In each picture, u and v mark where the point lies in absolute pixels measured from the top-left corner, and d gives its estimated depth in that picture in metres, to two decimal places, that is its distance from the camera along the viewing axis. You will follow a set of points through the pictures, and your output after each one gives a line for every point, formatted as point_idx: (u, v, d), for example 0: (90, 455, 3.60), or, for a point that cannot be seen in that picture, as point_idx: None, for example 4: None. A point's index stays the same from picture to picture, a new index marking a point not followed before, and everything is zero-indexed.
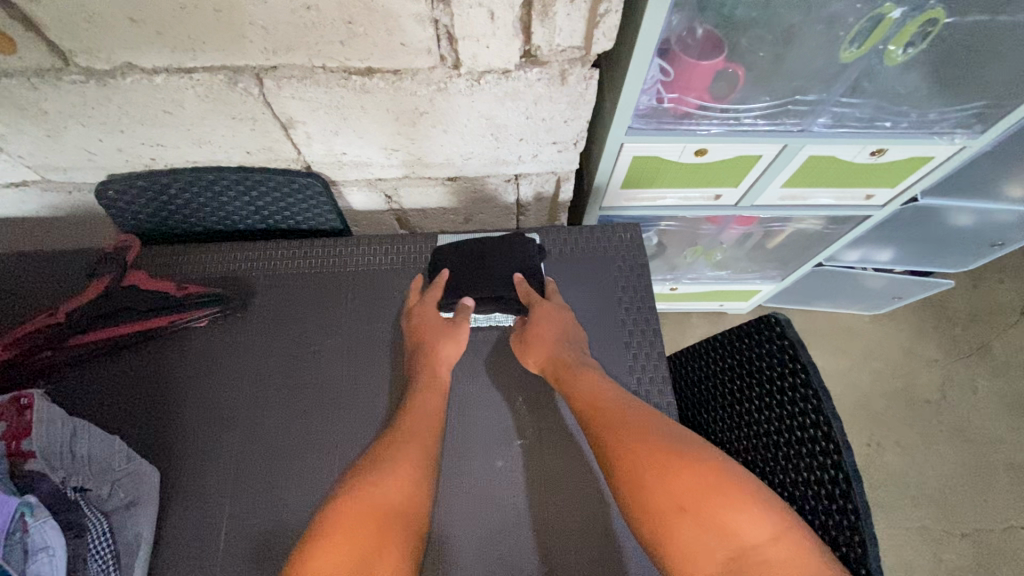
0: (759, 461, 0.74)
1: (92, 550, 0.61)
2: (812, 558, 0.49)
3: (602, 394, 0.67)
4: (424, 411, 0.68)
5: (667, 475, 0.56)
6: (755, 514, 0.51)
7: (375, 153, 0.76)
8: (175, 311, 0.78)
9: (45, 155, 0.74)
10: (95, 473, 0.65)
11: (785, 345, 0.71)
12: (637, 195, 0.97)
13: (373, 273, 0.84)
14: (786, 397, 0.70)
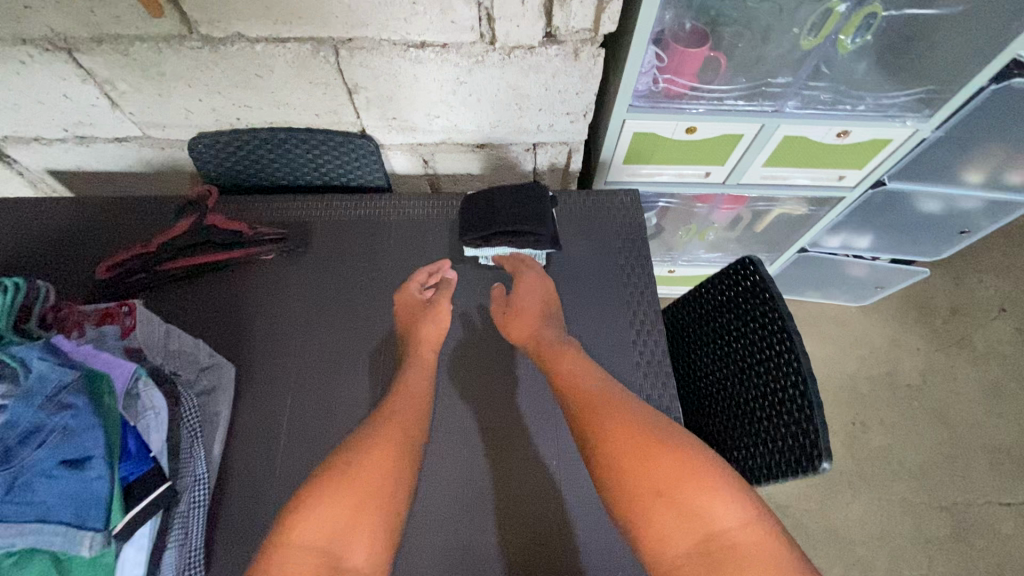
0: (733, 382, 0.87)
1: (185, 419, 0.75)
2: (773, 541, 0.55)
3: (576, 368, 0.73)
4: (415, 383, 0.74)
5: (644, 460, 0.60)
6: (727, 500, 0.56)
7: (420, 118, 0.92)
8: (244, 246, 0.93)
9: (152, 113, 0.91)
10: (184, 362, 0.80)
11: (756, 280, 0.84)
12: (638, 172, 1.12)
13: (413, 222, 0.99)
14: (758, 323, 0.83)
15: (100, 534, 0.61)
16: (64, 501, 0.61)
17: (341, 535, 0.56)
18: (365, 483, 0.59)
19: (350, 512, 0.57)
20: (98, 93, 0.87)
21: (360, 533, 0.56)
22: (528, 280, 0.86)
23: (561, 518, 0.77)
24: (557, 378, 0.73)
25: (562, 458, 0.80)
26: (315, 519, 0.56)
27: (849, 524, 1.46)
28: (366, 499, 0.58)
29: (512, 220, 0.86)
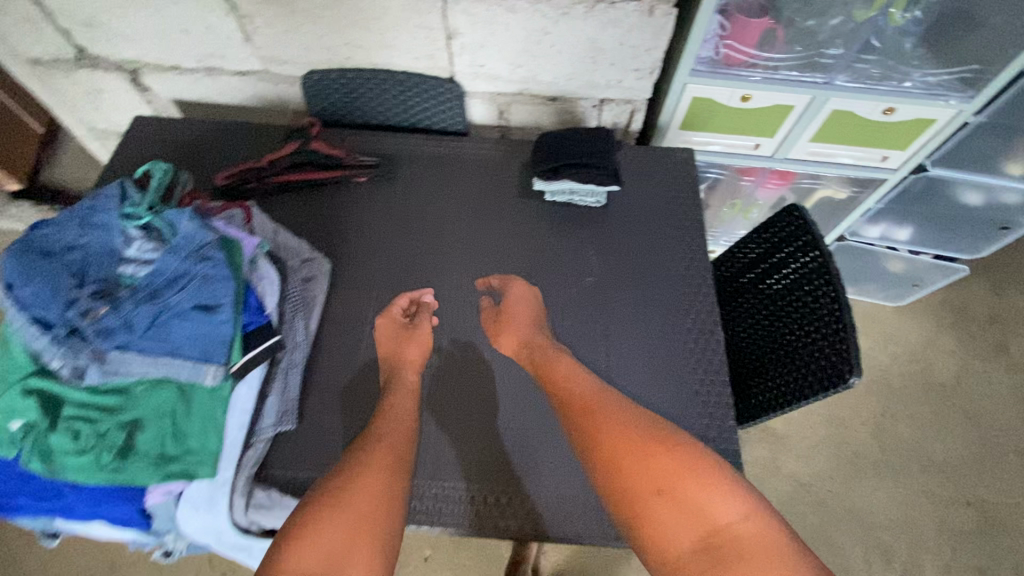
0: (773, 322, 0.94)
1: (289, 293, 0.89)
2: (775, 532, 0.58)
3: (570, 380, 0.77)
4: (398, 408, 0.76)
5: (644, 460, 0.64)
6: (726, 493, 0.60)
7: (504, 67, 1.04)
8: (339, 169, 1.06)
9: (275, 47, 1.06)
10: (290, 250, 0.93)
11: (801, 225, 0.91)
12: (691, 139, 1.22)
13: (487, 160, 1.10)
14: (799, 264, 0.91)
15: (221, 370, 0.76)
16: (194, 342, 0.76)
17: (337, 559, 0.57)
18: (357, 507, 0.61)
19: (347, 534, 0.59)
20: (235, 26, 1.02)
21: (358, 556, 0.58)
22: (515, 294, 0.90)
23: None
24: (547, 387, 0.78)
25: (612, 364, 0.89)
26: (313, 545, 0.57)
27: (873, 509, 1.49)
28: (359, 523, 0.60)
29: (587, 155, 0.97)
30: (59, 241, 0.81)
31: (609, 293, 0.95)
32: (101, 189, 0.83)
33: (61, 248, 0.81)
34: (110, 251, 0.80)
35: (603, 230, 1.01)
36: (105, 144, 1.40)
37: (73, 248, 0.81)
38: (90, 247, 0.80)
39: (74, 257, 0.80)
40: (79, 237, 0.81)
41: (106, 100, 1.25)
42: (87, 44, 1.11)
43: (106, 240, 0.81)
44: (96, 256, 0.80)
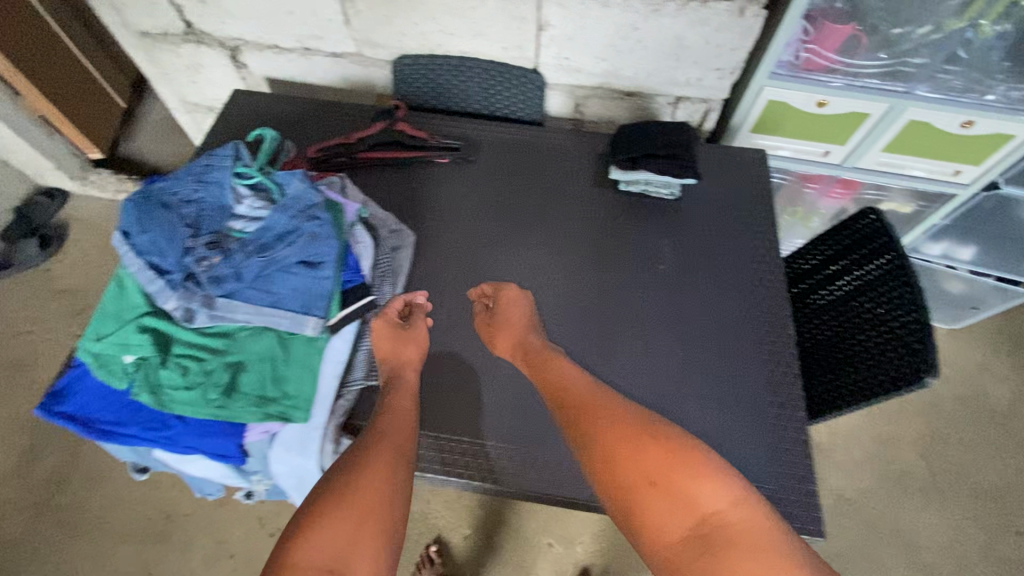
0: (847, 319, 0.95)
1: (380, 258, 0.94)
2: (762, 517, 0.60)
3: (564, 384, 0.77)
4: (399, 410, 0.75)
5: (635, 456, 0.65)
6: (714, 483, 0.62)
7: (588, 60, 1.08)
8: (423, 150, 1.11)
9: (371, 31, 1.12)
10: (381, 219, 0.98)
11: (877, 227, 0.93)
12: (761, 143, 1.24)
13: (564, 149, 1.14)
14: (875, 265, 0.92)
15: (321, 322, 0.82)
16: (295, 294, 0.83)
17: (342, 554, 0.58)
18: (361, 505, 0.62)
19: (351, 529, 0.60)
20: (338, 9, 1.09)
21: (360, 548, 0.59)
22: (505, 298, 0.89)
23: (679, 395, 0.87)
24: (545, 387, 0.78)
25: (682, 349, 0.92)
26: (318, 541, 0.58)
27: (917, 530, 1.47)
28: (363, 519, 0.61)
29: (664, 148, 1.01)
30: (176, 195, 0.89)
31: (680, 281, 0.98)
32: (218, 149, 0.90)
33: (177, 201, 0.88)
34: (221, 207, 0.87)
35: (677, 221, 1.04)
36: (194, 117, 1.49)
37: (188, 202, 0.88)
38: (204, 202, 0.88)
39: (188, 210, 0.87)
40: (194, 193, 0.88)
41: (204, 75, 1.33)
42: (196, 20, 1.19)
43: (218, 197, 0.88)
44: (209, 210, 0.87)
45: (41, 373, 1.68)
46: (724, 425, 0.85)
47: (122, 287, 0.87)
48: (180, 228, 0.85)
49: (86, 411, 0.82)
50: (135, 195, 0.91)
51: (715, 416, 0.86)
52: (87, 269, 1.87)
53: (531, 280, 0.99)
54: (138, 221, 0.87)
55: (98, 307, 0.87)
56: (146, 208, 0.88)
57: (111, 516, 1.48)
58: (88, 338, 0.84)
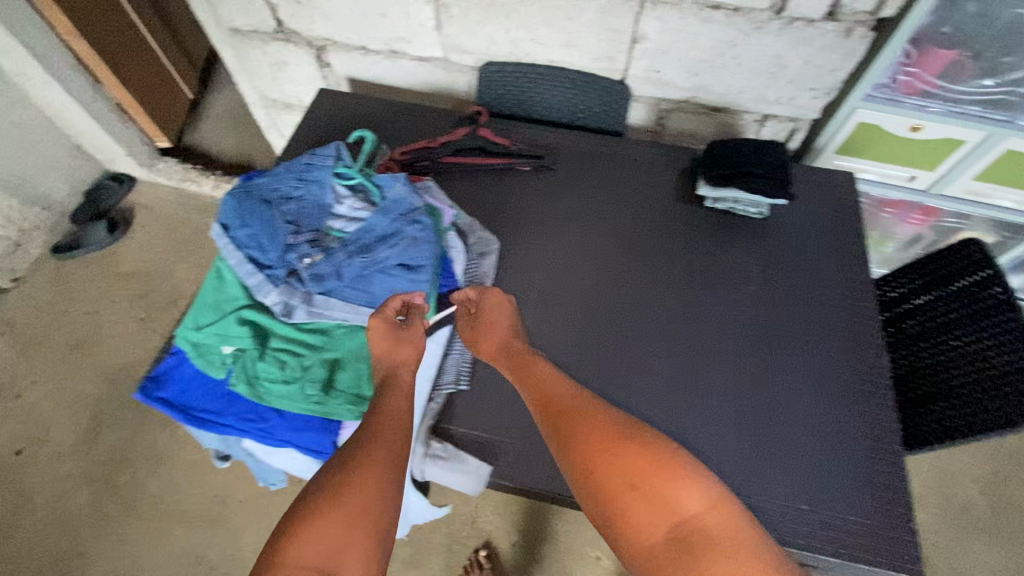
0: (950, 351, 0.92)
1: (468, 264, 0.97)
2: (739, 520, 0.60)
3: (547, 386, 0.76)
4: (393, 409, 0.72)
5: (613, 459, 0.65)
6: (691, 486, 0.62)
7: (679, 75, 1.08)
8: (507, 157, 1.12)
9: (462, 37, 1.13)
10: (468, 225, 1.00)
11: (980, 261, 0.91)
12: (844, 164, 1.21)
13: (647, 162, 1.12)
14: (977, 302, 0.90)
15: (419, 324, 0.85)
16: (393, 297, 0.85)
17: (333, 555, 0.57)
18: (354, 506, 0.61)
19: (344, 529, 0.59)
20: (431, 14, 1.10)
21: (354, 549, 0.58)
22: (494, 304, 0.86)
23: (767, 419, 0.86)
24: (525, 388, 0.77)
25: (770, 372, 0.90)
26: (311, 541, 0.57)
27: (980, 570, 1.42)
28: (355, 520, 0.60)
29: (761, 164, 0.98)
30: (276, 191, 0.91)
31: (768, 303, 0.96)
32: (320, 148, 0.92)
33: (278, 198, 0.90)
34: (321, 206, 0.89)
35: (764, 241, 1.02)
36: (270, 113, 1.52)
37: (288, 199, 0.90)
38: (303, 201, 0.90)
39: (288, 207, 0.90)
40: (295, 190, 0.90)
41: (287, 73, 1.36)
42: (288, 19, 1.22)
43: (318, 196, 0.89)
44: (309, 208, 0.89)
45: (105, 354, 1.73)
46: (813, 453, 0.84)
47: (220, 279, 0.89)
48: (281, 225, 0.88)
49: (184, 399, 0.84)
50: (235, 188, 0.93)
51: (803, 443, 0.84)
52: (151, 254, 1.92)
53: (615, 293, 0.98)
54: (240, 216, 0.89)
55: (196, 297, 0.88)
56: (247, 203, 0.90)
57: (169, 497, 1.51)
58: (187, 327, 0.86)
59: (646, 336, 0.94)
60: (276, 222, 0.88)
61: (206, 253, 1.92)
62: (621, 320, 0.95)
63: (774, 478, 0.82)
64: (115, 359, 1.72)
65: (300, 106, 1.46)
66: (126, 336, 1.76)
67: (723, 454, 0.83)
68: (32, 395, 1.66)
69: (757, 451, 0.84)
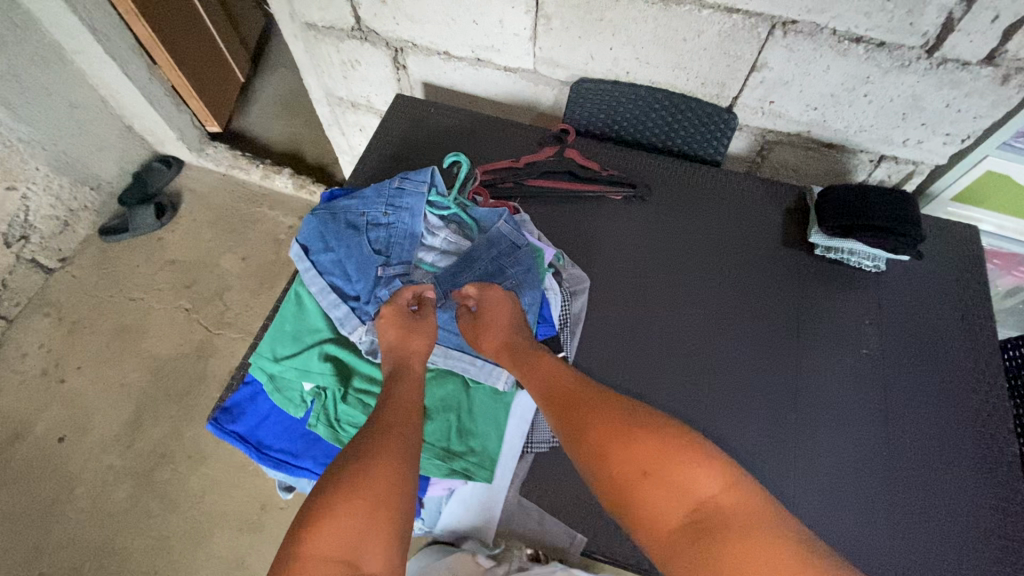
0: None
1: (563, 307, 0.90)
2: (759, 500, 0.56)
3: (553, 381, 0.70)
4: (405, 397, 0.67)
5: (626, 445, 0.61)
6: (704, 467, 0.58)
7: (795, 108, 0.98)
8: (598, 183, 1.03)
9: (557, 51, 1.05)
10: (564, 265, 0.94)
11: None
12: (959, 214, 1.11)
13: (749, 199, 1.04)
14: None
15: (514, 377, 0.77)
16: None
17: (357, 546, 0.53)
18: (372, 495, 0.56)
19: (363, 519, 0.54)
20: (529, 25, 1.02)
21: (375, 540, 0.54)
22: (489, 295, 0.76)
23: (884, 505, 0.79)
24: (529, 384, 0.71)
25: (885, 449, 0.83)
26: (328, 533, 0.53)
27: None
28: (375, 508, 0.55)
29: (888, 217, 0.88)
30: (364, 216, 0.85)
31: (882, 371, 0.88)
32: (413, 173, 0.86)
33: (366, 223, 0.85)
34: (413, 237, 0.84)
35: (877, 298, 0.94)
36: (334, 111, 1.45)
37: (377, 226, 0.85)
38: (394, 229, 0.84)
39: (377, 235, 0.84)
40: (385, 216, 0.85)
41: (358, 72, 1.29)
42: (369, 18, 1.14)
43: (411, 225, 0.84)
44: (400, 238, 0.84)
45: (150, 343, 1.70)
46: (938, 543, 0.77)
47: (301, 305, 0.84)
48: (371, 255, 0.83)
49: (259, 436, 0.79)
50: (318, 208, 0.88)
51: (930, 531, 0.78)
52: (198, 241, 1.88)
53: (715, 347, 0.90)
54: (324, 240, 0.84)
55: (273, 322, 0.83)
56: (333, 227, 0.85)
57: (209, 498, 1.49)
58: (263, 356, 0.80)
59: (748, 398, 0.86)
60: (365, 251, 0.83)
61: (252, 245, 1.88)
62: (721, 378, 0.88)
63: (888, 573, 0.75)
64: (160, 350, 1.69)
65: (367, 106, 1.39)
66: (171, 326, 1.73)
67: (843, 528, 0.78)
68: (77, 380, 1.64)
69: (872, 540, 0.77)
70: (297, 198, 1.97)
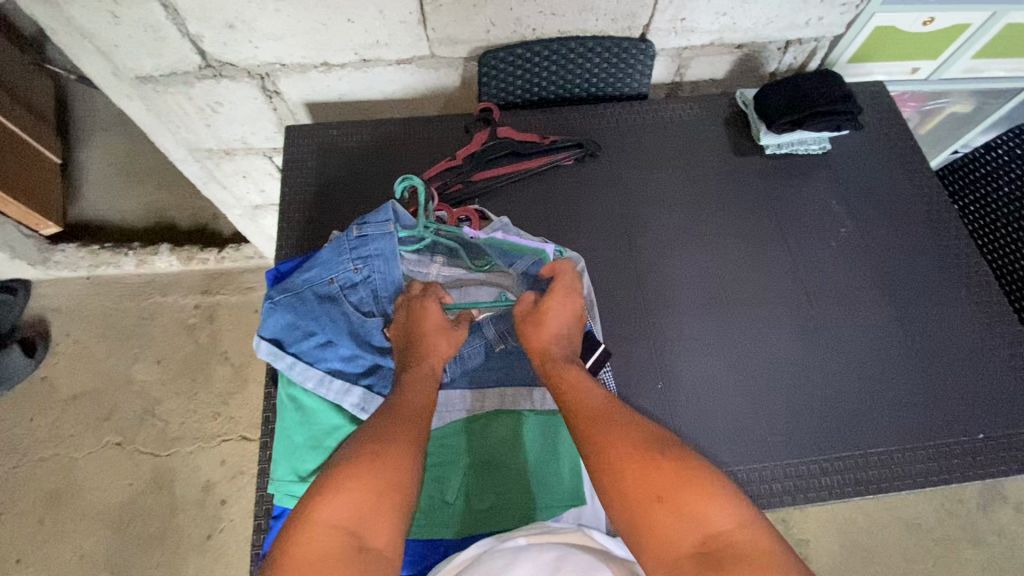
0: None
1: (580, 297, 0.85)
2: (777, 548, 0.49)
3: (590, 389, 0.65)
4: (417, 392, 0.66)
5: (640, 467, 0.55)
6: (721, 502, 0.52)
7: (707, 18, 0.97)
8: (547, 154, 0.96)
9: (453, 28, 0.94)
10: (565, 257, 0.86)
11: None
12: (857, 71, 1.18)
13: (689, 121, 1.03)
14: None
15: None
16: (520, 365, 0.79)
17: (361, 521, 0.52)
18: (385, 473, 0.55)
19: (373, 497, 0.54)
20: (414, 7, 0.90)
21: (381, 519, 0.53)
22: (564, 286, 0.75)
23: (911, 356, 0.85)
24: (557, 388, 0.67)
25: (892, 308, 0.89)
26: (337, 502, 0.53)
27: None
28: (387, 488, 0.55)
29: (825, 99, 0.92)
30: (333, 282, 0.77)
31: (864, 241, 0.94)
32: (371, 215, 0.77)
33: (339, 289, 0.78)
34: (398, 283, 0.78)
35: (833, 176, 0.99)
36: (205, 165, 1.23)
37: (353, 287, 0.78)
38: (373, 283, 0.78)
39: (358, 296, 0.78)
40: (357, 273, 0.78)
41: (223, 114, 1.08)
42: (218, 49, 0.95)
43: (390, 272, 0.78)
44: (383, 291, 0.78)
45: (92, 498, 1.44)
46: (887, 418, 0.81)
47: (301, 408, 0.73)
48: (363, 321, 0.77)
49: None
50: (273, 292, 0.77)
51: (881, 407, 0.82)
52: (95, 364, 1.58)
53: (720, 274, 0.91)
54: (299, 326, 0.75)
55: (277, 440, 0.72)
56: (303, 308, 0.76)
57: None
58: (286, 480, 0.70)
59: (767, 310, 0.88)
60: (354, 319, 0.77)
61: (162, 344, 1.61)
62: (736, 302, 0.89)
63: (939, 415, 0.82)
64: (107, 500, 1.44)
65: (245, 149, 1.18)
66: (108, 470, 1.47)
67: (856, 414, 0.81)
68: None
69: (915, 392, 0.83)
70: (189, 273, 1.69)
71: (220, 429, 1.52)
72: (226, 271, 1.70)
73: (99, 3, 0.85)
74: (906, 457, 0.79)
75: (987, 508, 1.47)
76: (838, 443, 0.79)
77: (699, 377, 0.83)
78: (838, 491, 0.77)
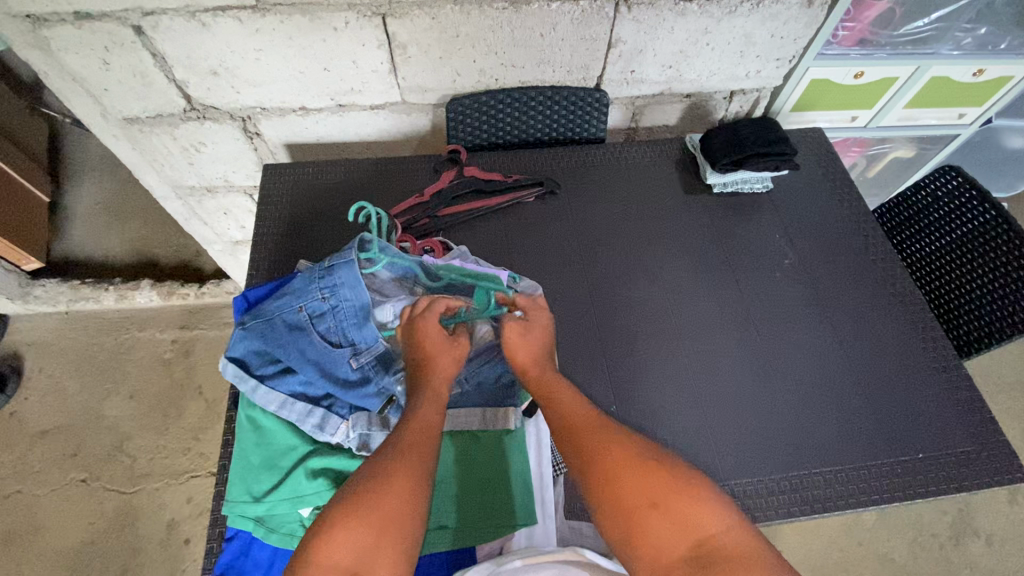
0: (966, 271, 1.03)
1: None
2: (765, 551, 0.55)
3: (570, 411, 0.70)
4: (423, 417, 0.66)
5: (634, 474, 0.61)
6: (710, 505, 0.58)
7: (654, 70, 1.07)
8: (510, 191, 1.03)
9: (423, 77, 1.03)
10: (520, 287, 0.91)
11: (975, 196, 1.01)
12: (799, 119, 1.28)
13: (642, 161, 1.11)
14: (984, 230, 1.00)
15: (519, 411, 0.80)
16: (476, 388, 0.82)
17: (363, 560, 0.54)
18: (385, 512, 0.56)
19: (374, 536, 0.55)
20: (385, 58, 0.98)
21: (383, 557, 0.55)
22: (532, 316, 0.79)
23: (852, 378, 0.89)
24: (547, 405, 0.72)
25: (833, 333, 0.94)
26: (339, 546, 0.54)
27: None
28: (386, 527, 0.56)
29: (762, 144, 1.01)
30: (302, 310, 0.80)
31: (806, 273, 1.00)
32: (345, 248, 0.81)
33: (307, 317, 0.80)
34: (364, 309, 0.80)
35: (776, 212, 1.06)
36: (188, 202, 1.28)
37: (320, 315, 0.80)
38: (339, 311, 0.80)
39: (324, 325, 0.80)
40: (325, 302, 0.80)
41: (206, 153, 1.14)
42: (202, 94, 1.02)
43: (356, 298, 0.80)
44: (348, 316, 0.80)
45: (50, 538, 1.40)
46: (831, 439, 0.84)
47: (259, 428, 0.76)
48: (327, 350, 0.79)
49: None
50: (247, 317, 0.81)
51: (825, 427, 0.85)
52: (65, 399, 1.57)
53: (673, 301, 0.96)
54: (268, 352, 0.79)
55: (235, 460, 0.74)
56: (272, 335, 0.79)
57: None
58: (240, 501, 0.72)
59: (715, 334, 0.93)
60: (320, 348, 0.79)
61: (135, 378, 1.61)
62: (687, 327, 0.93)
63: (880, 435, 0.85)
64: (67, 539, 1.40)
65: (226, 186, 1.24)
66: (70, 508, 1.44)
67: (800, 436, 0.84)
68: None
69: (855, 413, 0.86)
70: (169, 308, 1.71)
71: (188, 464, 1.50)
72: (205, 306, 1.72)
73: (91, 51, 0.92)
74: (851, 478, 0.81)
75: (959, 540, 1.47)
76: (786, 464, 0.82)
77: (650, 400, 0.86)
78: (784, 510, 0.79)
